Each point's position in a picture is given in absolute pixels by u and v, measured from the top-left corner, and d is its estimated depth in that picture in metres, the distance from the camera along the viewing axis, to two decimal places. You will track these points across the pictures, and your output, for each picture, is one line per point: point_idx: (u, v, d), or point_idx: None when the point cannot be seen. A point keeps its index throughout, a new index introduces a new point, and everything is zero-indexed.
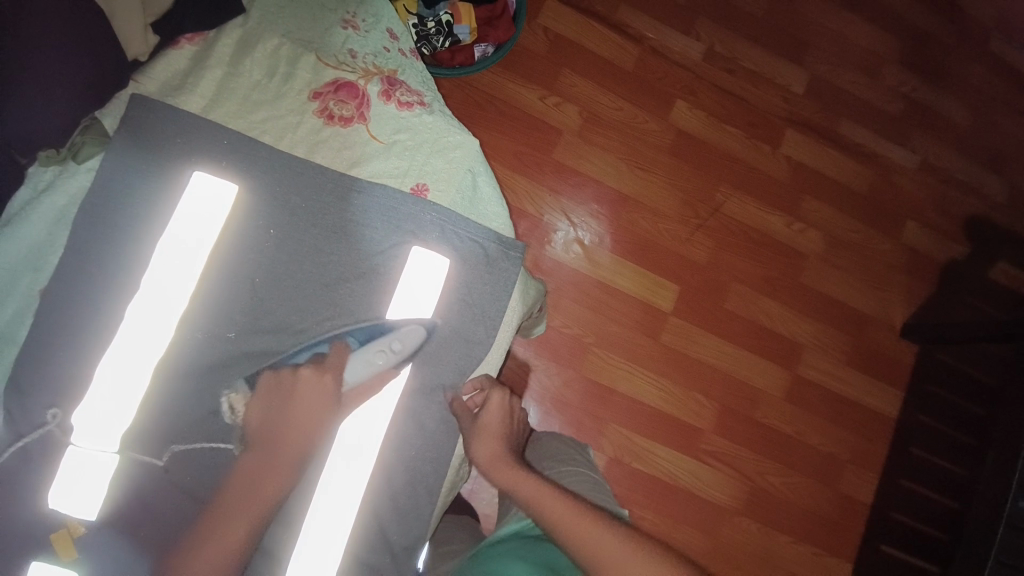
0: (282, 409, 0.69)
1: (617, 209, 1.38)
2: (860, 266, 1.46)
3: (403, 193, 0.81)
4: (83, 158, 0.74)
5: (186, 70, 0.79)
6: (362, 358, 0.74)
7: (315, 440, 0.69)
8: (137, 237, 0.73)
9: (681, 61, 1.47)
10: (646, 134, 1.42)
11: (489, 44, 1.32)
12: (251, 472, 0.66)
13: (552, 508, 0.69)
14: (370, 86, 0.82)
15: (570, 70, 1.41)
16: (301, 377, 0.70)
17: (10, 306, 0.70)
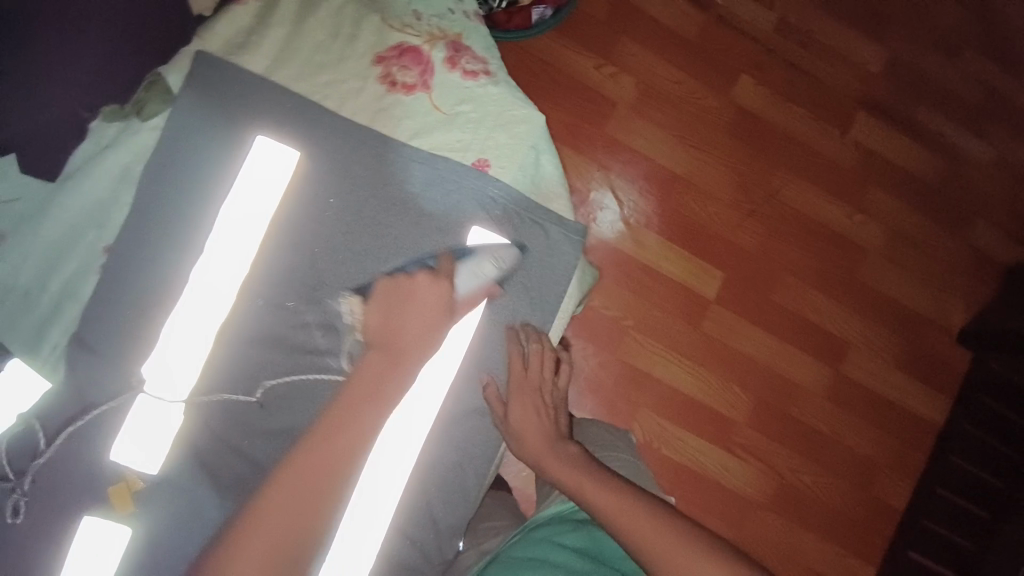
0: (400, 309, 0.66)
1: (667, 190, 1.32)
2: (923, 264, 1.37)
3: (466, 166, 0.77)
4: (147, 116, 0.72)
5: (249, 28, 0.75)
6: (470, 268, 0.72)
7: (430, 343, 0.66)
8: (201, 200, 0.72)
9: (751, 32, 1.36)
10: (706, 110, 1.34)
11: (547, 6, 1.25)
12: (380, 371, 0.61)
13: (593, 493, 0.66)
14: (434, 52, 0.78)
15: (630, 37, 1.32)
16: (417, 279, 0.68)
17: (75, 260, 0.70)
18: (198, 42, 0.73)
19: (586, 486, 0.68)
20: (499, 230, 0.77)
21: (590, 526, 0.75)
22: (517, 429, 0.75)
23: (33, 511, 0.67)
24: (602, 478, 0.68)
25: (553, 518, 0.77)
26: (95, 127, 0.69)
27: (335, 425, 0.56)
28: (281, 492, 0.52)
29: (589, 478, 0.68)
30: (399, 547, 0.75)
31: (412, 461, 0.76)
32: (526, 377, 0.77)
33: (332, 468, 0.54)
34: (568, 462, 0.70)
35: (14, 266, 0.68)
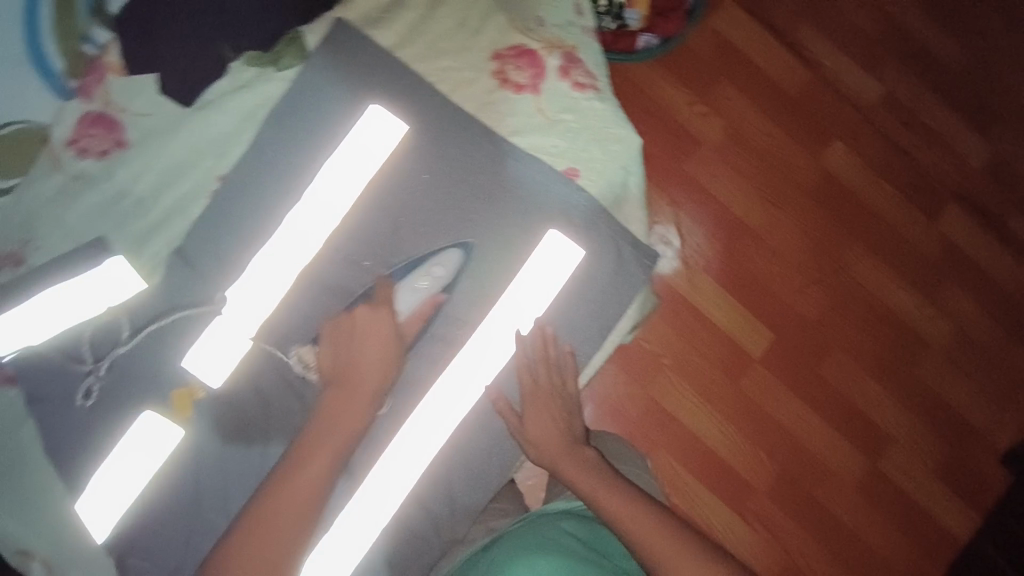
0: (347, 348, 0.72)
1: (733, 239, 1.31)
2: (985, 373, 1.31)
3: (557, 173, 0.80)
4: (282, 68, 0.77)
5: (387, 4, 0.80)
6: (409, 286, 0.76)
7: (377, 372, 0.72)
8: (314, 151, 0.78)
9: (854, 100, 1.35)
10: (791, 168, 1.33)
11: (655, 35, 1.29)
12: (338, 406, 0.69)
13: (607, 499, 0.71)
14: (551, 60, 0.81)
15: (731, 82, 1.33)
16: (354, 316, 0.72)
17: (189, 182, 0.77)
18: (339, 10, 0.78)
19: (602, 493, 0.72)
20: (575, 240, 0.80)
21: (597, 524, 0.80)
22: (535, 431, 0.78)
23: (106, 393, 0.75)
24: (616, 484, 0.73)
25: (564, 508, 0.82)
26: (235, 66, 0.75)
27: (306, 453, 0.67)
28: (276, 501, 0.64)
29: (604, 484, 0.73)
30: (414, 512, 0.79)
31: (444, 435, 0.79)
32: (536, 387, 0.79)
33: (310, 494, 0.65)
34: (587, 471, 0.74)
35: (136, 174, 0.75)
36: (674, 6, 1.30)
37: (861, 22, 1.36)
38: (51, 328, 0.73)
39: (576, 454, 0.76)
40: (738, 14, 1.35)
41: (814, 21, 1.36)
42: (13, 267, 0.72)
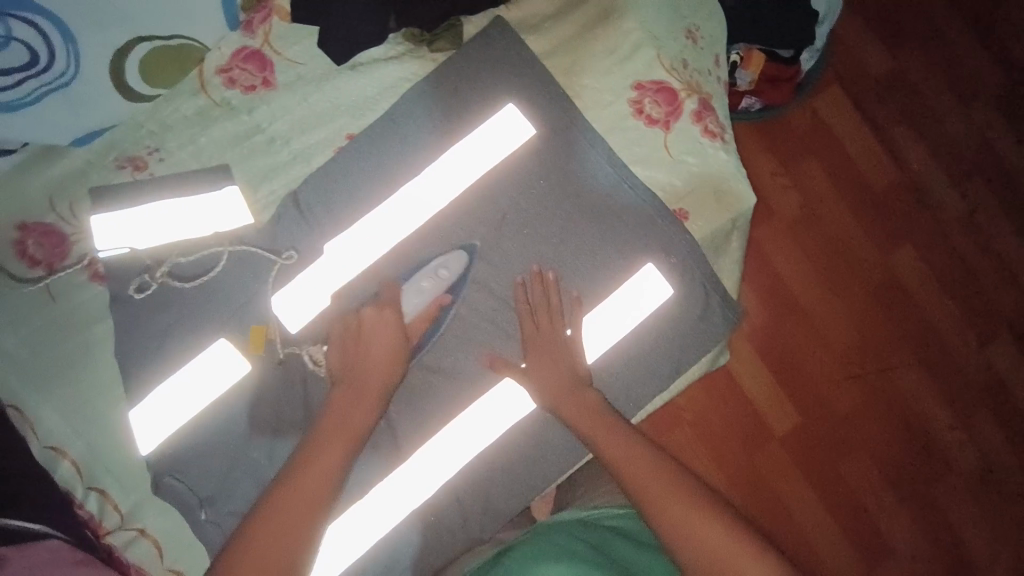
0: (355, 351, 0.70)
1: (787, 314, 1.29)
2: (1004, 516, 1.27)
3: (668, 210, 0.80)
4: (434, 48, 0.81)
5: (546, 15, 0.82)
6: (412, 286, 0.75)
7: (384, 371, 0.70)
8: (444, 133, 0.79)
9: (935, 211, 1.35)
10: (858, 260, 1.32)
11: (758, 101, 1.29)
12: (344, 405, 0.67)
13: (641, 482, 0.66)
14: (688, 102, 0.81)
15: (818, 162, 1.34)
16: (362, 317, 0.71)
17: (322, 133, 0.79)
18: (500, 10, 0.81)
19: (639, 474, 0.67)
20: (667, 276, 0.80)
21: (608, 532, 0.75)
22: (566, 405, 0.73)
23: (173, 312, 0.74)
24: (654, 460, 0.68)
25: (573, 517, 0.79)
26: (392, 40, 0.80)
27: (327, 440, 0.64)
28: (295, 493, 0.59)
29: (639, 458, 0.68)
30: (445, 505, 0.78)
31: (490, 438, 0.78)
32: (537, 334, 0.76)
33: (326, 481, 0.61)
34: (592, 411, 0.73)
35: (274, 113, 0.78)
36: (788, 75, 1.25)
37: (956, 138, 1.37)
38: (154, 237, 0.74)
39: (580, 393, 0.74)
40: (842, 101, 1.36)
41: (918, 126, 1.37)
42: (133, 170, 0.76)
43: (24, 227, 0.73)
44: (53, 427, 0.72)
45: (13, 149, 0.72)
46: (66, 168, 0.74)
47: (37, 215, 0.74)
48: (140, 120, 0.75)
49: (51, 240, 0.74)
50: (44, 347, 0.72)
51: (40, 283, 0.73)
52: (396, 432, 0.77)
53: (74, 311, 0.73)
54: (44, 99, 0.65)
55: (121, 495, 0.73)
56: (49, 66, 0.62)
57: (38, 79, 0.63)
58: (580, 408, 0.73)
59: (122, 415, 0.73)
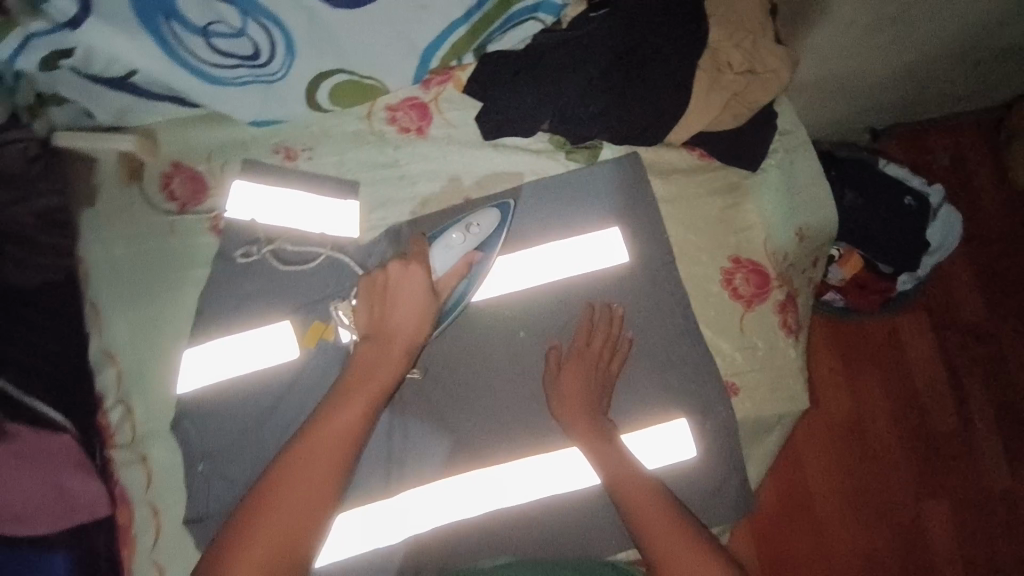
0: (385, 305, 0.71)
1: (793, 510, 1.25)
2: None
3: (720, 378, 0.82)
4: (569, 157, 0.89)
5: (676, 166, 0.88)
6: (443, 245, 0.79)
7: (420, 327, 0.71)
8: (547, 229, 0.87)
9: (984, 478, 1.27)
10: (885, 492, 1.26)
11: (840, 298, 1.26)
12: (371, 360, 0.68)
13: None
14: (777, 292, 0.85)
15: (880, 375, 1.31)
16: (388, 269, 0.72)
17: (444, 187, 0.88)
18: (641, 147, 0.87)
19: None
20: (694, 439, 0.81)
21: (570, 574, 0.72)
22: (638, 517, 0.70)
23: (262, 280, 0.83)
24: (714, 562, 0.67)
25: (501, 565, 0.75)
26: (538, 136, 0.89)
27: (344, 397, 0.66)
28: (298, 481, 0.60)
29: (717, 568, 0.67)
30: (404, 551, 0.79)
31: (472, 510, 0.80)
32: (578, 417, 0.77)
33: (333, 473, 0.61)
34: (654, 497, 0.71)
35: (414, 156, 0.89)
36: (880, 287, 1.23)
37: None
38: (275, 217, 0.85)
39: (652, 482, 0.73)
40: (926, 334, 1.33)
41: (999, 390, 1.31)
42: (284, 157, 0.87)
43: (176, 166, 0.85)
44: (122, 336, 0.81)
45: (185, 105, 0.82)
46: (232, 135, 0.86)
47: (192, 161, 0.85)
48: (309, 122, 0.88)
49: (195, 185, 0.85)
50: (144, 268, 0.83)
51: (169, 216, 0.84)
52: (393, 464, 0.81)
53: (183, 249, 0.83)
54: (249, 85, 0.77)
55: (142, 418, 0.80)
56: (264, 62, 0.74)
57: (252, 68, 0.75)
58: (639, 489, 0.72)
59: (180, 351, 0.81)
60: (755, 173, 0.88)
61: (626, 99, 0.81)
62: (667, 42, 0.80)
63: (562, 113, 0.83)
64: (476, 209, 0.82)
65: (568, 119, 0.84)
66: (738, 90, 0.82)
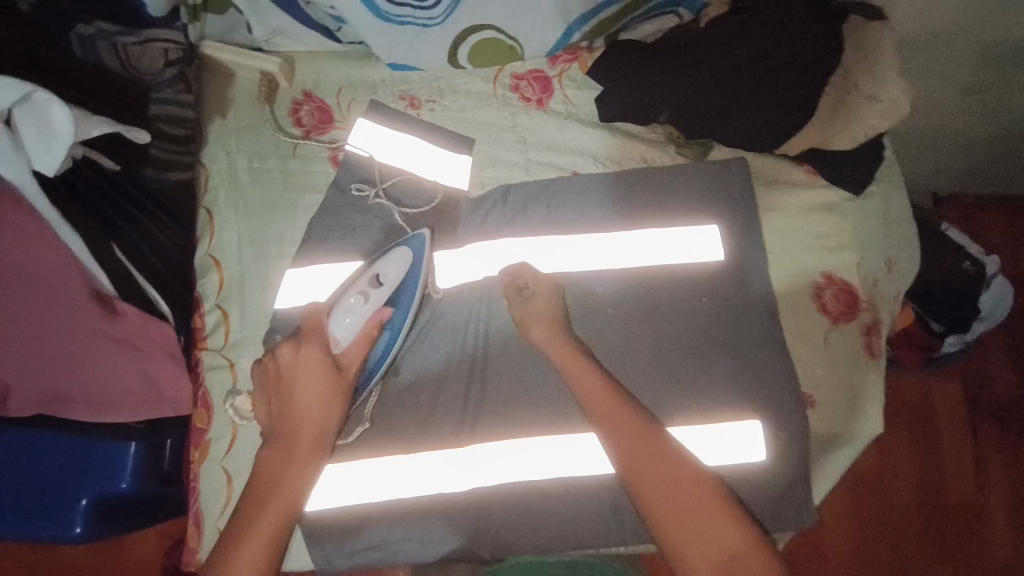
0: (283, 396, 0.70)
1: (809, 552, 1.24)
2: None
3: (798, 388, 0.84)
4: (679, 152, 0.91)
5: (781, 178, 0.91)
6: (343, 304, 0.73)
7: (325, 410, 0.70)
8: (649, 216, 0.88)
9: (1004, 555, 1.25)
10: (900, 552, 1.24)
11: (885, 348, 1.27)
12: (274, 460, 0.68)
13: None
14: (864, 316, 0.86)
15: (912, 437, 1.28)
16: (280, 353, 0.71)
17: (556, 159, 0.91)
18: (749, 154, 0.90)
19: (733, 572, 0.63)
20: (764, 442, 0.82)
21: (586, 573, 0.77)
22: (647, 484, 0.68)
23: (370, 216, 0.86)
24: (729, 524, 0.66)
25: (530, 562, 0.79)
26: (652, 127, 0.92)
27: (260, 497, 0.66)
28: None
29: (733, 538, 0.65)
30: (465, 502, 0.80)
31: (536, 476, 0.80)
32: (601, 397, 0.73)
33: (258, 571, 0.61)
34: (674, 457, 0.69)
35: (530, 124, 0.91)
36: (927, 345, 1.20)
37: None
38: (392, 159, 0.88)
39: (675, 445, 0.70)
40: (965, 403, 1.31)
41: None
42: (407, 105, 0.90)
43: (308, 95, 0.89)
44: (228, 245, 0.83)
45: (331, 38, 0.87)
46: (364, 76, 0.90)
47: (323, 94, 0.89)
48: (438, 76, 0.91)
49: (321, 116, 0.88)
50: (260, 184, 0.85)
51: (293, 140, 0.87)
52: (467, 418, 0.82)
53: (299, 174, 0.86)
54: (404, 25, 0.80)
55: (235, 326, 0.81)
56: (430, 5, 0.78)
57: (416, 9, 0.79)
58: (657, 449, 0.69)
59: (281, 269, 0.83)
60: (857, 196, 0.90)
61: (754, 100, 0.83)
62: (800, 54, 0.81)
63: (686, 104, 0.86)
64: (386, 253, 0.78)
65: (689, 113, 0.87)
66: (860, 113, 0.84)
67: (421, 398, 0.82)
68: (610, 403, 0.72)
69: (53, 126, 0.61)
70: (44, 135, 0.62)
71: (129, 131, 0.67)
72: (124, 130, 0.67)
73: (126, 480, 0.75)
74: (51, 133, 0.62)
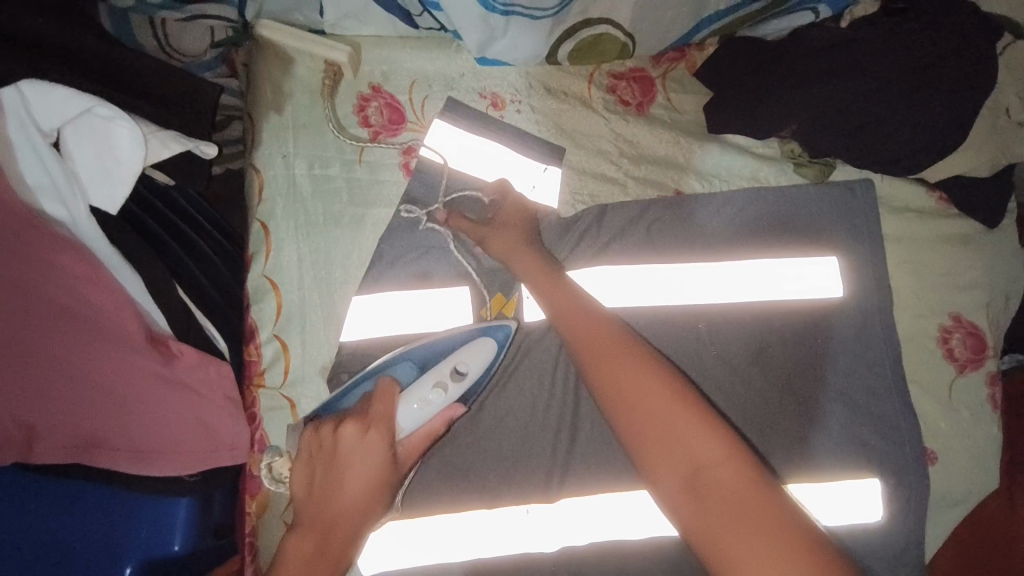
0: (330, 478, 0.59)
1: None
2: None
3: (919, 445, 0.76)
4: (797, 171, 0.81)
5: (907, 206, 0.81)
6: (414, 393, 0.63)
7: (369, 513, 0.59)
8: (761, 245, 0.78)
9: None
10: None
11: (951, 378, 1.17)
12: (300, 555, 0.56)
13: (701, 496, 0.53)
14: (991, 362, 0.79)
15: None
16: (341, 433, 0.59)
17: (658, 176, 0.80)
18: (875, 176, 0.80)
19: (697, 483, 0.54)
20: (883, 502, 0.75)
21: None
22: (606, 388, 0.60)
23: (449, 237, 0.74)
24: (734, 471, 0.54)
25: None
26: (769, 142, 0.82)
27: None
28: None
29: (698, 443, 0.55)
30: (553, 561, 0.72)
31: (632, 533, 0.73)
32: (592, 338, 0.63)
33: None
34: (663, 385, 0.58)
35: (631, 133, 0.80)
36: None
37: None
38: (472, 168, 0.77)
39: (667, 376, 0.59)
40: None
41: None
42: (489, 104, 0.78)
43: (376, 89, 0.76)
44: (286, 265, 0.72)
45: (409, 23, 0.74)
46: (441, 69, 0.78)
47: (393, 88, 0.76)
48: (526, 72, 0.79)
49: (392, 114, 0.76)
50: (322, 196, 0.73)
51: (359, 142, 0.75)
52: (556, 469, 0.73)
53: (367, 185, 0.75)
54: (508, 17, 0.68)
55: (293, 361, 0.70)
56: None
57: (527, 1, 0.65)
58: (645, 381, 0.58)
59: (347, 296, 0.72)
60: (991, 230, 0.81)
61: (898, 119, 0.73)
62: (961, 72, 0.71)
63: (817, 119, 0.75)
64: (469, 342, 0.67)
65: (818, 129, 0.76)
66: (1007, 141, 0.75)
67: (505, 444, 0.73)
68: (601, 341, 0.62)
69: (119, 153, 0.60)
70: (106, 159, 0.60)
71: (197, 147, 0.65)
72: (192, 146, 0.65)
73: (177, 541, 0.65)
74: (113, 161, 0.60)
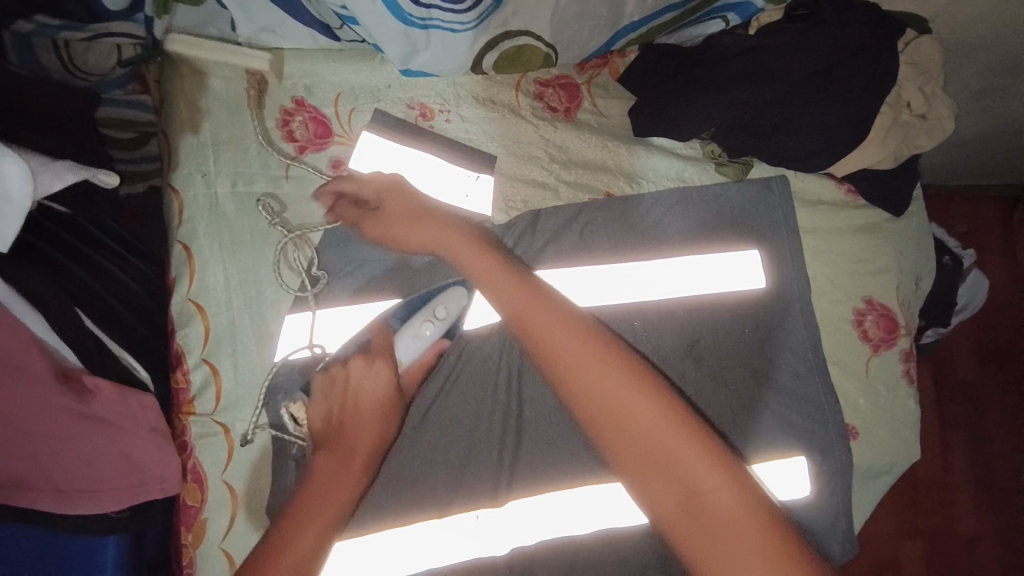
0: (343, 411, 0.58)
1: None
2: None
3: (841, 422, 0.81)
4: (718, 170, 0.85)
5: (820, 198, 0.86)
6: (408, 333, 0.63)
7: (380, 432, 0.59)
8: (687, 242, 0.81)
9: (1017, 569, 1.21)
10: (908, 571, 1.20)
11: None
12: (326, 476, 0.56)
13: (694, 518, 0.50)
14: (904, 341, 0.84)
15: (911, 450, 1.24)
16: (348, 365, 0.59)
17: (588, 181, 0.82)
18: (789, 173, 0.85)
19: (694, 508, 0.50)
20: (813, 479, 0.79)
21: None
22: (583, 403, 0.54)
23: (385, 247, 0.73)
24: (729, 490, 0.50)
25: None
26: (691, 143, 0.86)
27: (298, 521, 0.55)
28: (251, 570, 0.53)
29: (697, 471, 0.50)
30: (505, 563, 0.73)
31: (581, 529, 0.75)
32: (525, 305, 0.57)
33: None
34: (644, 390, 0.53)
35: (560, 139, 0.82)
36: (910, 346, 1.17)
37: None
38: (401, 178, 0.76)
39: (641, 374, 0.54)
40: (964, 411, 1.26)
41: None
42: (417, 115, 0.78)
43: (300, 103, 0.75)
44: (215, 286, 0.70)
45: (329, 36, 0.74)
46: (367, 81, 0.77)
47: (317, 102, 0.76)
48: (452, 82, 0.79)
49: (318, 128, 0.75)
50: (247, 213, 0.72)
51: (286, 157, 0.73)
52: (503, 473, 0.74)
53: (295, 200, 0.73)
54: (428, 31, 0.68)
55: (226, 385, 0.69)
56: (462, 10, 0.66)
57: (444, 13, 0.66)
58: (613, 380, 0.53)
59: (280, 314, 0.71)
60: (897, 218, 0.87)
61: (803, 120, 0.77)
62: (859, 74, 0.76)
63: (731, 123, 0.79)
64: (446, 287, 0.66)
65: (732, 134, 0.80)
66: (907, 134, 0.80)
67: (452, 452, 0.74)
68: (570, 335, 0.56)
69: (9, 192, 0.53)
70: None
71: (95, 176, 0.59)
72: (91, 174, 0.59)
73: None
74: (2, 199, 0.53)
